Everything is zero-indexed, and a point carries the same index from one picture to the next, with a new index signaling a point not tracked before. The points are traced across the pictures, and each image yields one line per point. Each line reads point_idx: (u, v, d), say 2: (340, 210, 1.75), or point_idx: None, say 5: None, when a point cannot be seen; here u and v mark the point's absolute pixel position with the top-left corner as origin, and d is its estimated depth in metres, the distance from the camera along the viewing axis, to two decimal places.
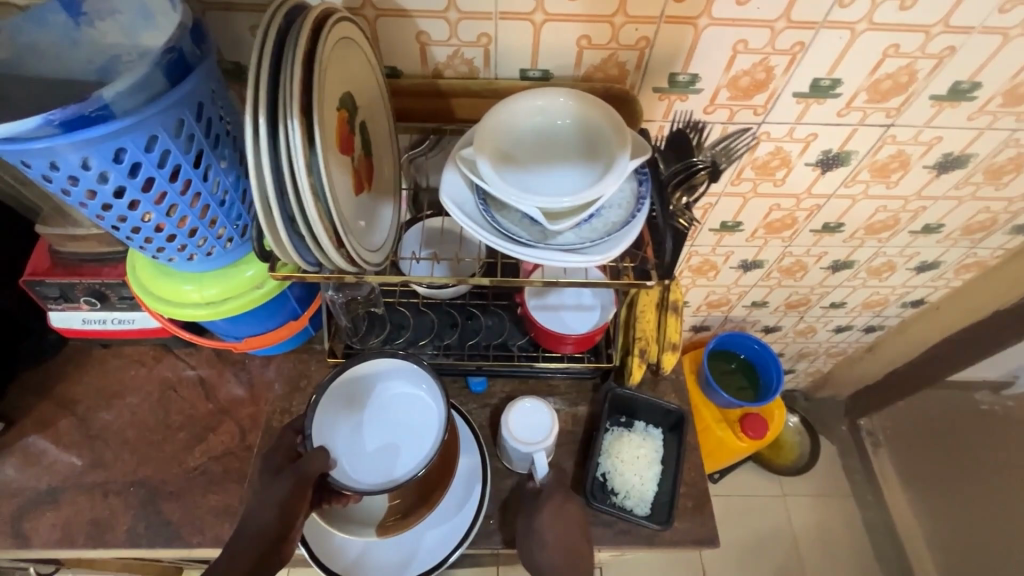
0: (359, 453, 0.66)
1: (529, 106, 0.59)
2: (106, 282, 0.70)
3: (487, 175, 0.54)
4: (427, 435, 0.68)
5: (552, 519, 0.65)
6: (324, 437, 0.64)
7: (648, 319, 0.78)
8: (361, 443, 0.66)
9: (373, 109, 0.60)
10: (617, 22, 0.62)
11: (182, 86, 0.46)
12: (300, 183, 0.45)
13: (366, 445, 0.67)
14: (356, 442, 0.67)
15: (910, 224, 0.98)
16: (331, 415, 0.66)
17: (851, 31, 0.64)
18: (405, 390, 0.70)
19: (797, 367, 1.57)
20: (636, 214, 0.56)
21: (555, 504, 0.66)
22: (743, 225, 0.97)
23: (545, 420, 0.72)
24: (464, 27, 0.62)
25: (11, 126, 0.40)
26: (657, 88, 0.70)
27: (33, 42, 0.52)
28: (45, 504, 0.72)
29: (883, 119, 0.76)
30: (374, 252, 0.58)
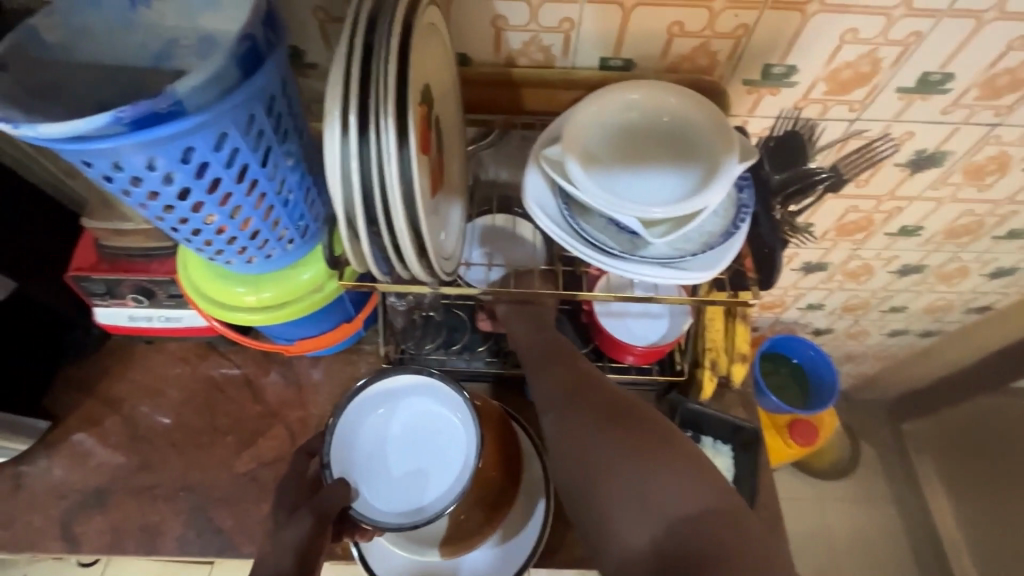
0: (381, 477, 0.63)
1: (622, 101, 0.54)
2: (154, 279, 0.67)
3: (580, 178, 0.49)
4: (449, 467, 0.63)
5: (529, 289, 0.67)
6: (343, 462, 0.61)
7: (716, 328, 0.74)
8: (378, 468, 0.63)
9: (446, 101, 0.55)
10: (716, 7, 0.56)
11: (256, 79, 0.42)
12: (388, 188, 0.41)
13: (387, 467, 0.63)
14: (378, 463, 0.63)
15: (995, 228, 0.91)
16: (348, 434, 0.63)
17: (976, 20, 0.58)
18: (431, 409, 0.65)
19: (842, 369, 1.51)
20: (738, 225, 0.51)
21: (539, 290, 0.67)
22: (814, 227, 0.90)
23: None
24: (546, 11, 0.57)
25: (77, 124, 0.36)
26: (748, 80, 0.64)
27: (84, 26, 0.48)
28: (94, 507, 0.70)
29: (991, 118, 0.70)
30: (446, 259, 0.54)
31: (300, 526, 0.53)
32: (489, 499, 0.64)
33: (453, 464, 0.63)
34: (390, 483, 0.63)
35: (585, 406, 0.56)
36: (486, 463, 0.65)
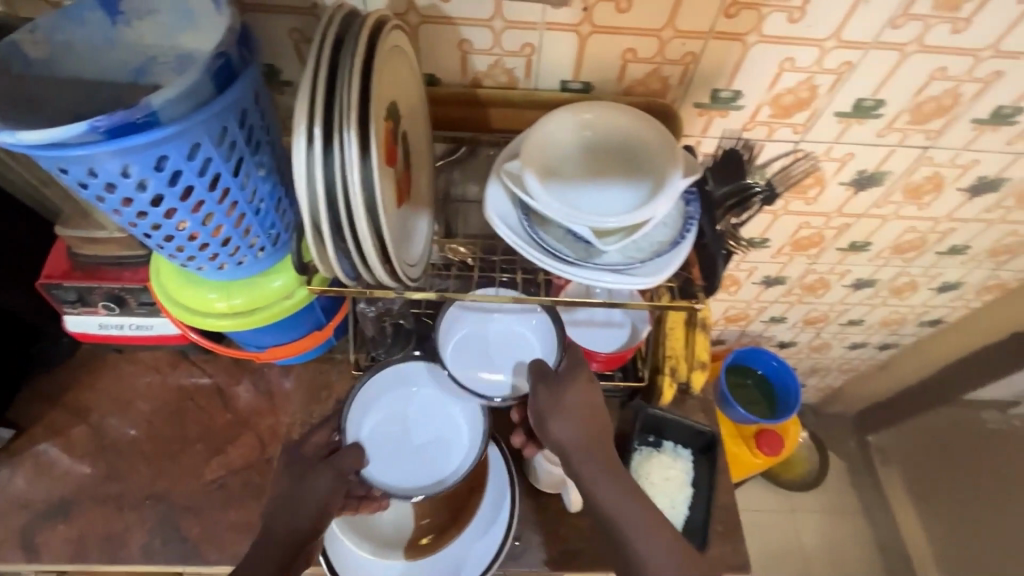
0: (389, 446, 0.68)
1: (576, 120, 0.58)
2: (127, 287, 0.68)
3: (536, 190, 0.52)
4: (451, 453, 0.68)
5: (585, 402, 0.61)
6: (357, 429, 0.67)
7: (677, 337, 0.77)
8: (388, 442, 0.68)
9: (414, 118, 0.58)
10: (664, 36, 0.61)
11: (229, 94, 0.44)
12: (352, 197, 0.44)
13: (402, 438, 0.68)
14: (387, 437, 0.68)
15: (937, 244, 0.97)
16: (366, 403, 0.68)
17: (900, 52, 0.63)
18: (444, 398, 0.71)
19: (808, 382, 1.56)
20: (685, 235, 0.55)
21: (581, 395, 0.61)
22: (770, 242, 0.96)
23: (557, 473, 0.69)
24: (508, 36, 0.61)
25: (54, 132, 0.38)
26: (698, 104, 0.69)
27: (69, 41, 0.50)
28: (57, 517, 0.70)
29: (923, 141, 0.75)
30: (411, 266, 0.56)
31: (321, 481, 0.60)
32: (454, 503, 0.68)
33: (467, 439, 0.68)
34: (397, 456, 0.67)
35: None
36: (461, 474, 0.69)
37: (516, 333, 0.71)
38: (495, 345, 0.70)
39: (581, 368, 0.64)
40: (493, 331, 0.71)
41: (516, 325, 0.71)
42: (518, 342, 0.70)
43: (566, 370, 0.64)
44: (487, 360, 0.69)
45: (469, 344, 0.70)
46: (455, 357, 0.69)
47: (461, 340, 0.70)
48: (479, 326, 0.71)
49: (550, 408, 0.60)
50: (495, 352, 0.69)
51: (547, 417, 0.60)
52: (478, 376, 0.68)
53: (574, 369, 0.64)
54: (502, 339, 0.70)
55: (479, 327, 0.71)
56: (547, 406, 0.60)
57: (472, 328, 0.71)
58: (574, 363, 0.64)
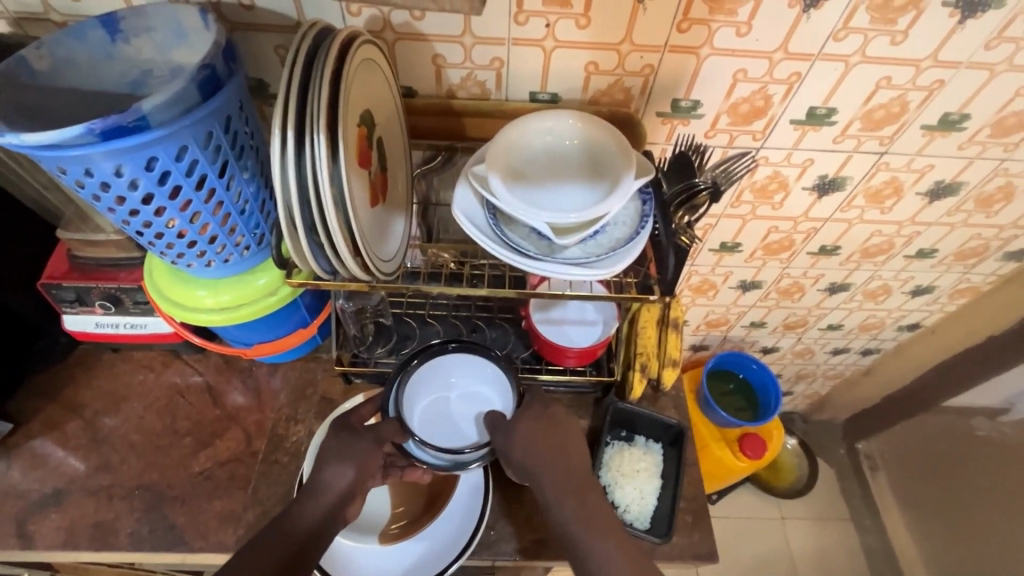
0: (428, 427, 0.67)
1: (539, 127, 0.62)
2: (122, 286, 0.72)
3: (497, 190, 0.56)
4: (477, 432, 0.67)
5: (534, 428, 0.65)
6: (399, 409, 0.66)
7: (648, 335, 0.81)
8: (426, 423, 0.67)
9: (389, 125, 0.63)
10: (623, 50, 0.66)
11: (214, 101, 0.49)
12: (323, 194, 0.48)
13: (438, 421, 0.68)
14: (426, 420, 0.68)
15: (904, 248, 1.01)
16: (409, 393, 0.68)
17: (845, 63, 0.68)
18: (468, 390, 0.70)
19: (795, 389, 1.57)
20: (640, 230, 0.58)
21: (532, 425, 0.65)
22: (742, 246, 0.99)
23: None
24: (478, 51, 0.66)
25: (54, 134, 0.43)
26: (660, 112, 0.74)
27: (71, 57, 0.55)
28: (50, 506, 0.73)
29: (877, 147, 0.79)
30: (386, 262, 0.60)
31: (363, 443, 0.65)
32: (430, 491, 0.72)
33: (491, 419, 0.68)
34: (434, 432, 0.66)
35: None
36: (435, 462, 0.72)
37: (480, 390, 0.70)
38: (459, 407, 0.69)
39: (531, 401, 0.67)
40: (457, 393, 0.70)
41: (478, 382, 0.70)
42: (484, 396, 0.70)
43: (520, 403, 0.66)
44: (455, 422, 0.68)
45: (435, 408, 0.68)
46: (426, 425, 0.67)
47: (425, 406, 0.69)
48: (443, 389, 0.70)
49: (504, 443, 0.63)
50: (461, 414, 0.68)
51: (506, 451, 0.63)
52: (446, 440, 0.66)
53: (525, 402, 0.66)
54: (467, 396, 0.70)
55: (442, 389, 0.70)
56: (501, 442, 0.63)
57: (435, 391, 0.70)
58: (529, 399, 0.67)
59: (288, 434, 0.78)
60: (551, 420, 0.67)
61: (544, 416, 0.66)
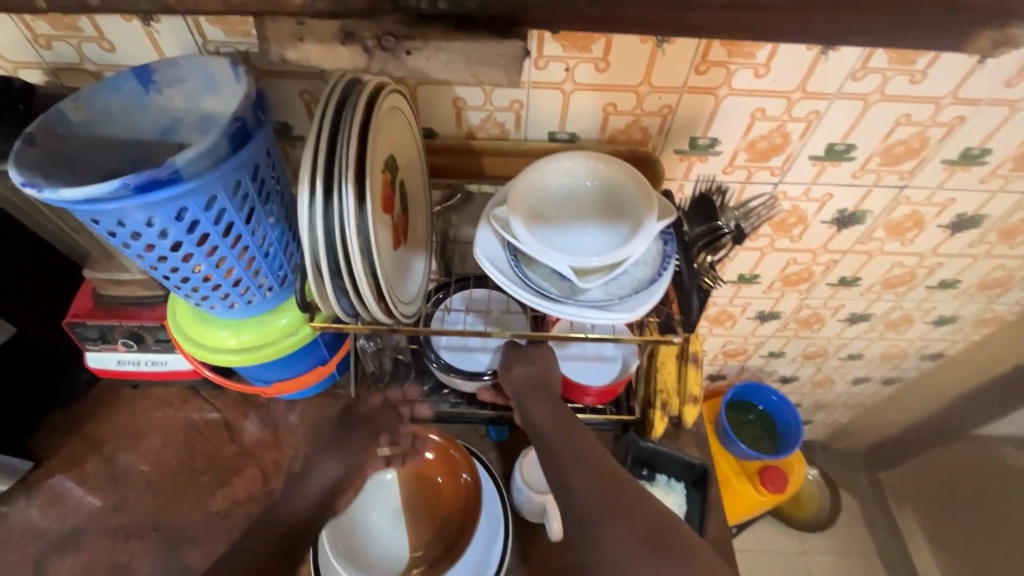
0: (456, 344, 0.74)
1: (560, 167, 0.62)
2: (145, 325, 0.73)
3: (519, 233, 0.56)
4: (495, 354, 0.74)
5: (538, 353, 0.69)
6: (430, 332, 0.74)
7: (669, 371, 0.78)
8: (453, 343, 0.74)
9: (410, 168, 0.64)
10: (641, 91, 0.66)
11: (244, 152, 0.50)
12: (349, 241, 0.49)
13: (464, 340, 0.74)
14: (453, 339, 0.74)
15: (926, 279, 0.99)
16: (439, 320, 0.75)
17: (863, 101, 0.68)
18: None
19: (815, 419, 1.53)
20: (662, 272, 0.58)
21: (529, 371, 0.67)
22: (760, 278, 0.99)
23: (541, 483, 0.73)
24: (498, 94, 0.67)
25: (91, 189, 0.44)
26: (678, 150, 0.74)
27: (107, 107, 0.56)
28: (67, 547, 0.72)
29: (897, 181, 0.79)
30: (407, 303, 0.60)
31: (357, 436, 0.73)
32: (447, 532, 0.71)
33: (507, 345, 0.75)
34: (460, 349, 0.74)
35: (626, 521, 0.50)
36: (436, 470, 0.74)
37: None
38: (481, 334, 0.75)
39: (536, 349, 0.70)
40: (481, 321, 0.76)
41: None
42: None
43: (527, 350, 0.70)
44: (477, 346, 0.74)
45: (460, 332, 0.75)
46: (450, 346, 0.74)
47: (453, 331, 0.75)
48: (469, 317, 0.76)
49: (514, 356, 0.69)
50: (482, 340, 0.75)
51: (512, 362, 0.68)
52: (468, 358, 0.73)
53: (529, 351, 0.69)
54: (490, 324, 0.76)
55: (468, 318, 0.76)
56: (511, 356, 0.69)
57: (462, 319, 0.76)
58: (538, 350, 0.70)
59: None
60: (553, 374, 0.68)
61: (548, 364, 0.69)
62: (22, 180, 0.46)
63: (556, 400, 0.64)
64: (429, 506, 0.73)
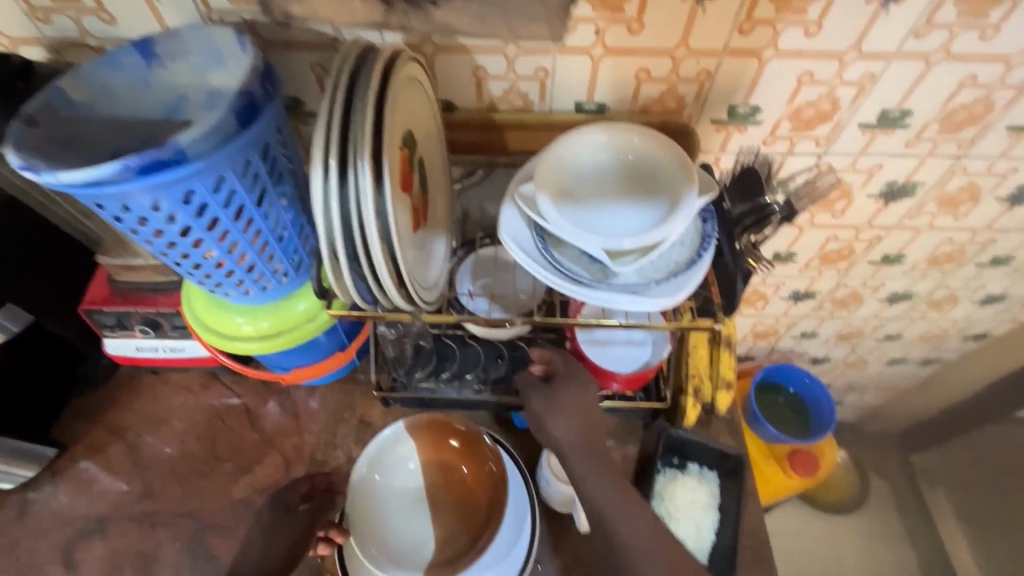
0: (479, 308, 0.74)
1: (590, 140, 0.58)
2: (161, 311, 0.71)
3: (548, 213, 0.52)
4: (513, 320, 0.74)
5: (574, 397, 0.63)
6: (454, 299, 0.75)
7: (700, 356, 0.75)
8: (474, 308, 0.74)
9: (430, 143, 0.60)
10: (678, 55, 0.61)
11: (252, 129, 0.46)
12: (366, 226, 0.45)
13: None
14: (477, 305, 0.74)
15: (977, 255, 0.93)
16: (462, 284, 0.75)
17: (925, 62, 0.61)
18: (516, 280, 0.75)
19: (846, 400, 1.48)
20: (702, 253, 0.54)
21: (579, 394, 0.63)
22: (797, 256, 0.93)
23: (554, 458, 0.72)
24: (522, 61, 0.62)
25: (92, 171, 0.41)
26: (715, 119, 0.68)
27: (109, 85, 0.53)
28: (94, 533, 0.73)
29: (955, 150, 0.72)
30: (428, 289, 0.57)
31: (296, 525, 0.69)
32: (476, 522, 0.69)
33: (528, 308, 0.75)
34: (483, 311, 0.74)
35: None
36: (456, 456, 0.72)
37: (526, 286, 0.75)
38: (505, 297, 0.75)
39: (580, 374, 0.64)
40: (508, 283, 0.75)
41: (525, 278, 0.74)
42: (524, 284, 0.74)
43: (563, 375, 0.64)
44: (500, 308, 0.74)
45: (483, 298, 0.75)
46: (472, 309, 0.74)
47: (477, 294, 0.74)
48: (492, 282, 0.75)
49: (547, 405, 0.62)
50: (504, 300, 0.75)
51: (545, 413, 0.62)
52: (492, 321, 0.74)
53: (572, 376, 0.64)
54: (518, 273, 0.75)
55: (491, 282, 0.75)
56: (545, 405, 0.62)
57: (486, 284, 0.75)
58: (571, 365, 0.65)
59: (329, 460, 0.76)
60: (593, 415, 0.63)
61: (579, 400, 0.63)
62: (21, 163, 0.44)
63: (593, 433, 0.62)
64: (456, 494, 0.71)
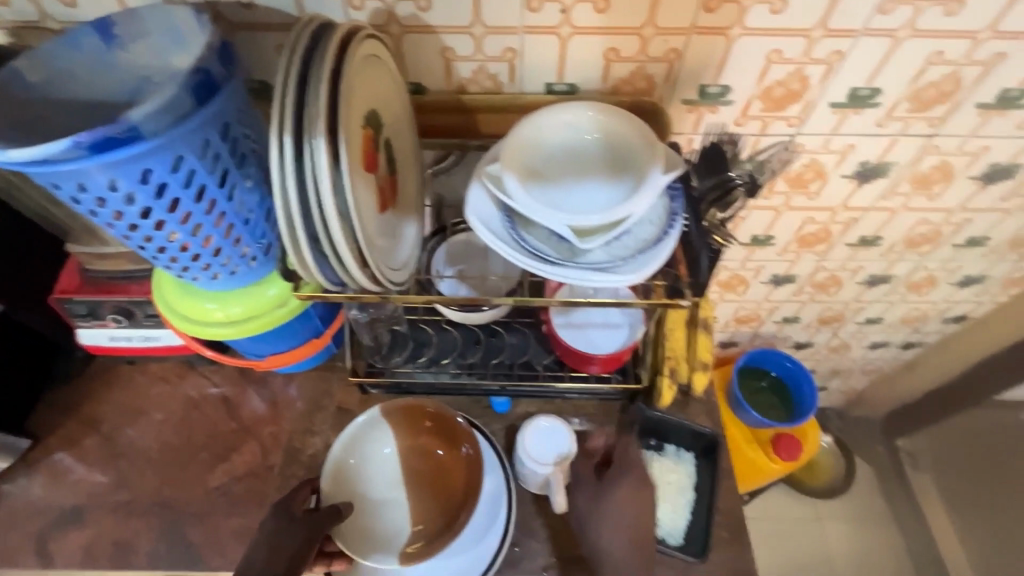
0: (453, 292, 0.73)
1: (557, 120, 0.58)
2: (134, 300, 0.71)
3: (514, 191, 0.52)
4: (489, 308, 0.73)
5: (622, 501, 0.66)
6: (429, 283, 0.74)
7: (677, 338, 0.76)
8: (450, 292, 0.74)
9: (398, 125, 0.60)
10: (645, 34, 0.61)
11: (209, 107, 0.46)
12: (325, 203, 0.45)
13: None
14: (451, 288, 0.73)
15: (953, 236, 0.93)
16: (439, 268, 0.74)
17: (892, 38, 0.62)
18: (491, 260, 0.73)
19: (830, 385, 1.49)
20: (669, 230, 0.54)
21: (633, 488, 0.67)
22: (774, 239, 0.94)
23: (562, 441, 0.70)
24: (489, 41, 0.61)
25: (42, 149, 0.40)
26: (686, 100, 0.68)
27: (67, 67, 0.52)
28: (69, 524, 0.72)
29: (926, 129, 0.73)
30: (396, 270, 0.57)
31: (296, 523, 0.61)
32: (450, 507, 0.68)
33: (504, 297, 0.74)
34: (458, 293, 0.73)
35: None
36: (431, 439, 0.72)
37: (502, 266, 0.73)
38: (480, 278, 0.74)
39: (627, 471, 0.67)
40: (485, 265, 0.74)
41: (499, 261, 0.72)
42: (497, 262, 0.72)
43: (612, 472, 0.68)
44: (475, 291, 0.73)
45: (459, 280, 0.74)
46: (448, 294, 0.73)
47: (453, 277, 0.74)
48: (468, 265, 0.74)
49: (588, 512, 0.67)
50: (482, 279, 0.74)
51: (586, 520, 0.66)
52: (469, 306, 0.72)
53: (619, 474, 0.67)
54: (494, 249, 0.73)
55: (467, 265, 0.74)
56: (586, 508, 0.67)
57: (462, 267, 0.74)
58: (620, 461, 0.68)
59: (305, 447, 0.76)
60: (643, 523, 0.66)
61: (630, 510, 0.66)
62: None
63: (639, 542, 0.65)
64: (432, 478, 0.70)
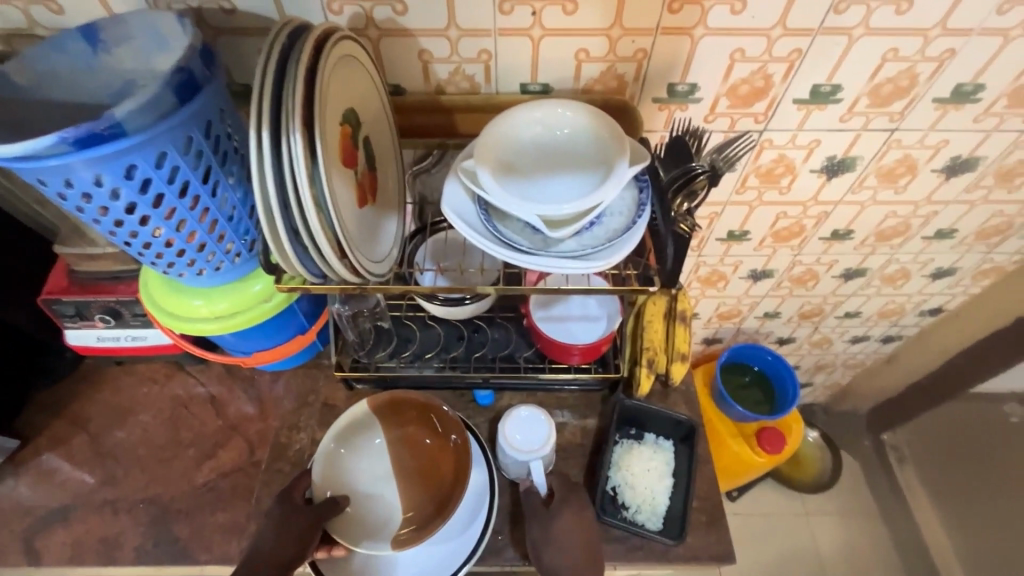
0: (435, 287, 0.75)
1: (529, 118, 0.60)
2: (121, 299, 0.72)
3: (487, 184, 0.54)
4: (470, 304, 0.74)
5: (573, 520, 0.65)
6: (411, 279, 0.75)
7: (655, 329, 0.78)
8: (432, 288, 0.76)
9: (377, 123, 0.62)
10: (613, 35, 0.64)
11: (190, 106, 0.48)
12: (302, 194, 0.47)
13: None
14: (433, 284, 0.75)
15: (922, 229, 0.96)
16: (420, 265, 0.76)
17: (848, 37, 0.65)
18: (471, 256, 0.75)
19: (814, 380, 1.51)
20: (637, 219, 0.56)
21: (579, 510, 0.66)
22: (750, 234, 0.96)
23: (543, 430, 0.71)
24: (464, 44, 0.64)
25: (29, 144, 0.42)
26: (657, 98, 0.71)
27: (52, 70, 0.54)
28: (56, 522, 0.73)
29: (887, 124, 0.76)
30: (376, 263, 0.59)
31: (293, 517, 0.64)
32: (439, 495, 0.68)
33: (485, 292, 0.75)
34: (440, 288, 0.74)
35: None
36: (418, 430, 0.73)
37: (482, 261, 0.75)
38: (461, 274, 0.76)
39: (573, 494, 0.68)
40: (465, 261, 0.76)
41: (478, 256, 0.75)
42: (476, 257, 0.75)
43: (560, 497, 0.67)
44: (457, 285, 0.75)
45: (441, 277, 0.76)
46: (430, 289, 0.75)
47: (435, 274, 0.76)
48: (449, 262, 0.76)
49: (543, 537, 0.64)
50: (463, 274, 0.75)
51: (541, 545, 0.64)
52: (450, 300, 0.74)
53: (566, 498, 0.67)
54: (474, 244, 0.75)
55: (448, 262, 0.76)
56: (539, 535, 0.64)
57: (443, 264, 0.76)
58: (565, 486, 0.68)
59: (291, 442, 0.77)
60: (595, 543, 0.65)
61: (583, 528, 0.65)
62: None
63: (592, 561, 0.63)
64: (419, 468, 0.71)
